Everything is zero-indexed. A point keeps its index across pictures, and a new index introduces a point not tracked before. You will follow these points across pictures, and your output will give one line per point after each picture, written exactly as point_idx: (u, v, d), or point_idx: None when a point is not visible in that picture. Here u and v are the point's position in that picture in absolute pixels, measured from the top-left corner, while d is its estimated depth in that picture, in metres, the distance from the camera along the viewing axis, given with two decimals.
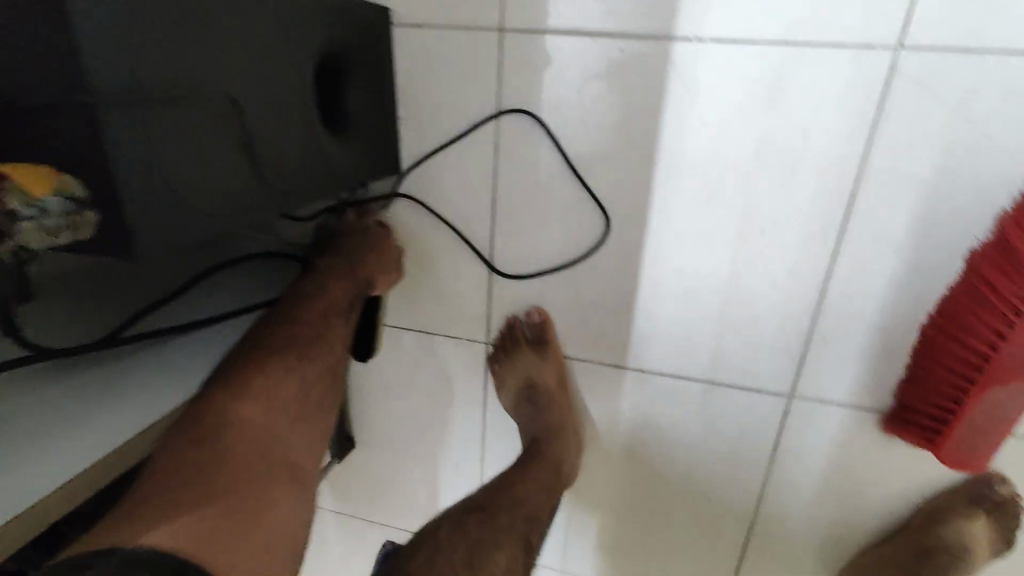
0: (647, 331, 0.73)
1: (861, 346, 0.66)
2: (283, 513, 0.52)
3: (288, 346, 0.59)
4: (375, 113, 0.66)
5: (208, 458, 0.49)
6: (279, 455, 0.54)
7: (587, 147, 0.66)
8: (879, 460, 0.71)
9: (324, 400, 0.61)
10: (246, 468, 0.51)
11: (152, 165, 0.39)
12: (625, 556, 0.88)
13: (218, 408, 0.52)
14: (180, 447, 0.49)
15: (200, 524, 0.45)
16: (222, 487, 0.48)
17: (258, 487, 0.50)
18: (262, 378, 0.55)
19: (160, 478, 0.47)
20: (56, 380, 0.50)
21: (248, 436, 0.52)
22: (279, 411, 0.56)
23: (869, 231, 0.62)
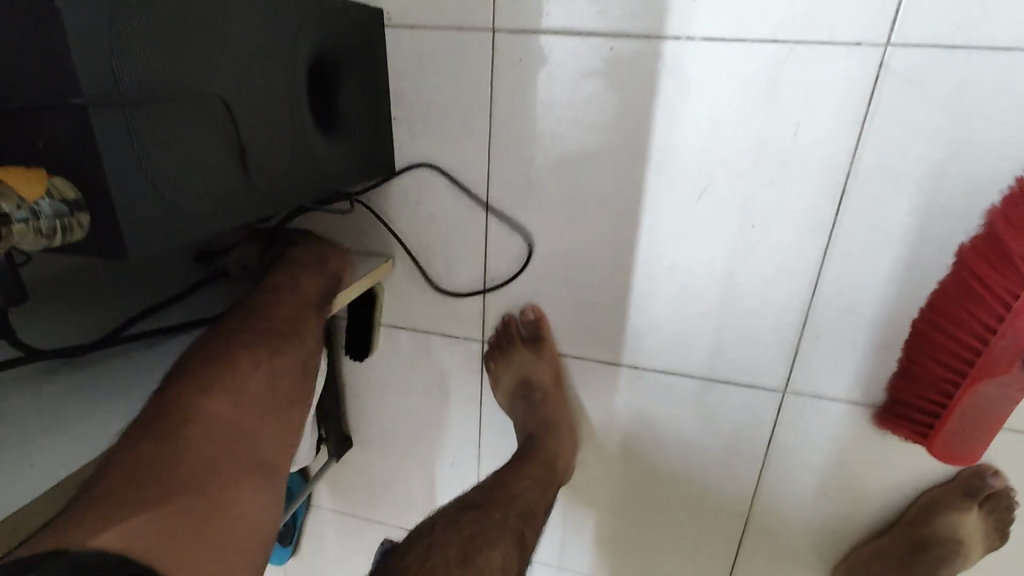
0: (641, 328, 0.73)
1: (854, 341, 0.67)
2: (250, 509, 0.48)
3: (260, 340, 0.57)
4: (369, 112, 0.66)
5: (170, 450, 0.45)
6: (247, 451, 0.50)
7: (581, 146, 0.67)
8: (873, 454, 0.71)
9: (295, 396, 0.59)
10: (212, 459, 0.47)
11: (146, 168, 0.40)
12: (622, 553, 0.88)
13: (182, 402, 0.49)
14: (138, 442, 0.45)
15: (162, 522, 0.41)
16: (185, 481, 0.44)
17: (223, 480, 0.47)
18: (227, 372, 0.53)
19: (114, 474, 0.42)
20: (54, 382, 0.50)
21: (212, 429, 0.49)
22: (247, 403, 0.53)
23: (860, 227, 0.62)
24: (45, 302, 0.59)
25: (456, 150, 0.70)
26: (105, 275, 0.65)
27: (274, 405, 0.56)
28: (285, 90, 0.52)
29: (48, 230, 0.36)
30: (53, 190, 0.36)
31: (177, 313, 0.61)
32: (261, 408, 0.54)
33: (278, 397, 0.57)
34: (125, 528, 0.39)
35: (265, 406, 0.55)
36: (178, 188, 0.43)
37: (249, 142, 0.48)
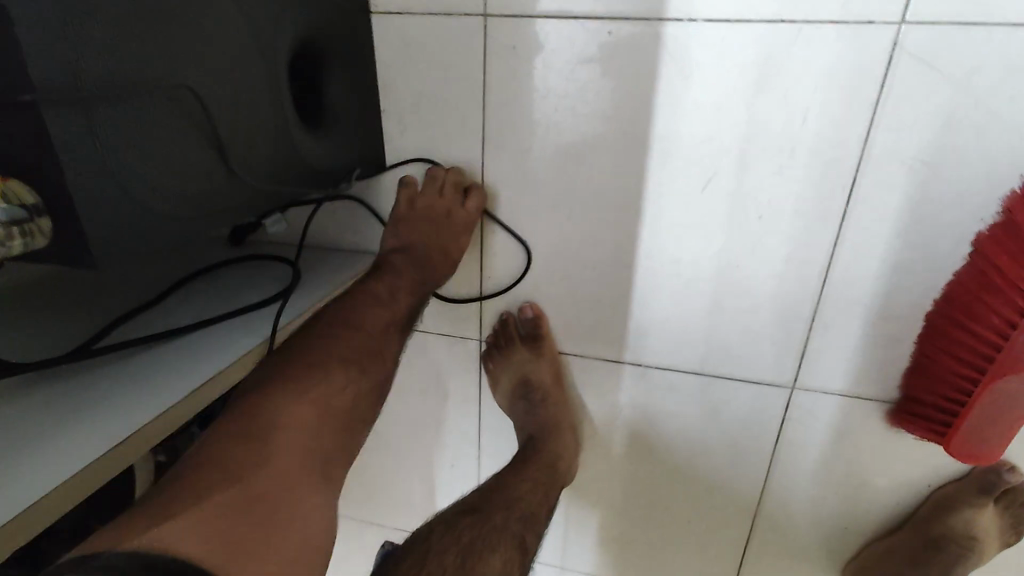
0: (644, 324, 0.71)
1: (865, 335, 0.64)
2: (312, 510, 0.48)
3: (345, 356, 0.57)
4: (358, 104, 0.63)
5: (247, 454, 0.46)
6: (313, 455, 0.50)
7: (579, 136, 0.64)
8: (884, 450, 0.69)
9: (362, 407, 0.58)
10: (283, 471, 0.47)
11: (113, 169, 0.37)
12: (627, 553, 0.86)
13: (265, 407, 0.50)
14: (222, 444, 0.46)
15: (212, 531, 0.40)
16: (245, 488, 0.44)
17: (288, 482, 0.47)
18: (299, 384, 0.52)
19: (194, 476, 0.44)
20: (37, 393, 0.47)
21: (289, 444, 0.49)
22: (323, 421, 0.53)
23: (871, 217, 0.59)
24: (16, 316, 0.56)
25: (448, 142, 0.68)
26: (81, 285, 0.62)
27: (349, 413, 0.56)
28: (265, 80, 0.49)
29: (7, 237, 0.34)
30: (7, 193, 0.34)
31: (158, 317, 0.58)
32: (333, 428, 0.54)
33: (350, 419, 0.56)
34: (174, 530, 0.39)
35: (336, 426, 0.54)
36: (150, 189, 0.40)
37: (230, 138, 0.46)
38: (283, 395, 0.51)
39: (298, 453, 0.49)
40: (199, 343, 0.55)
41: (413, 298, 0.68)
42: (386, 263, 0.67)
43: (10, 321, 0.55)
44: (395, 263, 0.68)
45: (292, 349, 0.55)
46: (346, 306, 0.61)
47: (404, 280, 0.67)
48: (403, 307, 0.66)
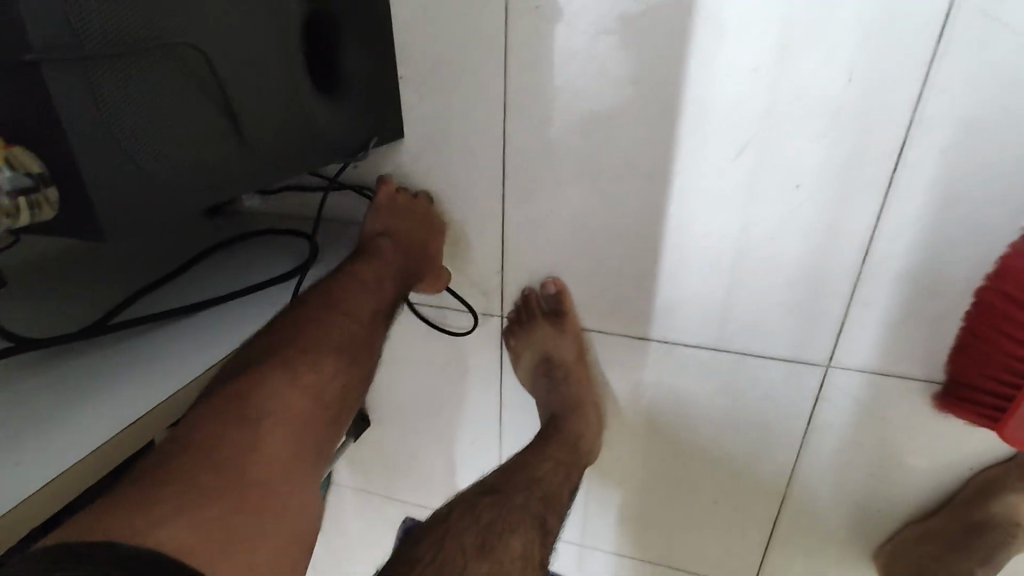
0: (670, 300, 0.68)
1: (907, 311, 0.61)
2: (294, 503, 0.47)
3: (339, 343, 0.56)
4: (376, 70, 0.61)
5: (236, 439, 0.45)
6: (299, 447, 0.49)
7: (604, 102, 0.61)
8: (924, 432, 0.66)
9: (349, 395, 0.56)
10: (271, 462, 0.46)
11: (119, 134, 0.35)
12: (650, 531, 0.85)
13: (258, 389, 0.48)
14: (210, 423, 0.45)
15: (196, 522, 0.39)
16: (237, 474, 0.43)
17: (271, 475, 0.45)
18: (285, 373, 0.51)
19: (179, 458, 0.42)
20: (44, 371, 0.47)
21: (279, 433, 0.48)
22: (313, 410, 0.51)
23: (920, 185, 0.56)
24: (26, 291, 0.56)
25: (468, 110, 0.65)
26: (91, 261, 0.62)
27: (335, 404, 0.54)
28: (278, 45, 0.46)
29: (11, 208, 0.33)
30: (13, 162, 0.33)
31: (171, 293, 0.57)
32: (323, 418, 0.53)
33: (339, 408, 0.55)
34: (157, 521, 0.37)
35: (325, 416, 0.53)
36: (158, 157, 0.38)
37: (240, 106, 0.44)
38: (274, 380, 0.50)
39: (285, 443, 0.48)
40: (208, 324, 0.54)
41: (398, 284, 0.66)
42: (369, 254, 0.66)
43: (26, 292, 0.55)
44: (380, 249, 0.67)
45: (286, 331, 0.54)
46: (337, 289, 0.60)
47: (391, 267, 0.66)
48: (390, 295, 0.65)
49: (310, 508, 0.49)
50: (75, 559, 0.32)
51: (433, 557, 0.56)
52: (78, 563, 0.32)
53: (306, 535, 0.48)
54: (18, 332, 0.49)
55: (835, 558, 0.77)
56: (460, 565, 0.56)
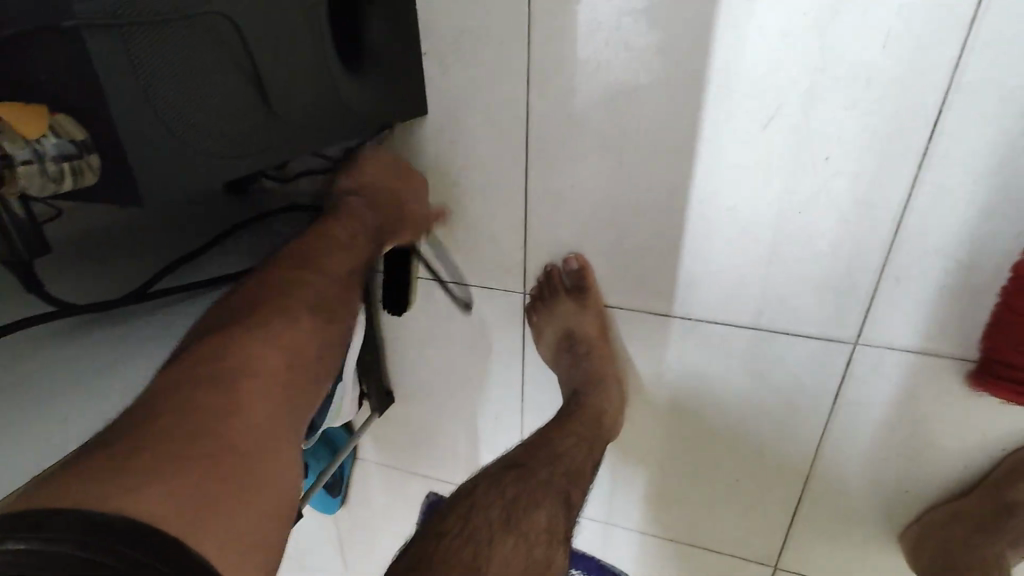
0: (694, 276, 0.68)
1: (940, 287, 0.60)
2: (279, 470, 0.46)
3: (313, 302, 0.56)
4: (401, 45, 0.61)
5: (209, 401, 0.44)
6: (282, 410, 0.48)
7: (629, 74, 0.60)
8: (957, 410, 0.65)
9: (331, 355, 0.56)
10: (248, 423, 0.45)
11: (154, 101, 0.37)
12: (674, 509, 0.86)
13: (228, 351, 0.48)
14: (183, 389, 0.44)
15: (170, 488, 0.37)
16: (218, 439, 0.42)
17: (253, 438, 0.44)
18: (260, 334, 0.50)
19: (149, 424, 0.41)
20: (73, 339, 0.50)
21: (260, 394, 0.47)
22: (294, 370, 0.51)
23: (957, 154, 0.54)
24: (70, 263, 0.58)
25: (491, 83, 0.65)
26: (128, 234, 0.64)
27: (317, 364, 0.54)
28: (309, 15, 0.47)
29: (56, 173, 0.35)
30: (59, 129, 0.35)
31: (203, 265, 0.59)
32: (305, 379, 0.52)
33: (319, 367, 0.54)
34: (129, 488, 0.36)
35: (307, 376, 0.53)
36: (190, 126, 0.40)
37: (267, 76, 0.44)
38: (244, 341, 0.49)
39: (266, 404, 0.47)
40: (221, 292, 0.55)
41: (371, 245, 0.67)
42: (345, 214, 0.66)
43: (63, 260, 0.58)
44: (347, 209, 0.67)
45: (258, 295, 0.53)
46: (309, 253, 0.60)
47: (359, 226, 0.66)
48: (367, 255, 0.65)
49: (294, 475, 0.48)
50: (32, 533, 0.31)
51: (460, 531, 0.58)
52: (38, 531, 0.31)
53: (292, 499, 0.47)
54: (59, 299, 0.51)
55: (862, 539, 0.77)
56: (486, 537, 0.58)
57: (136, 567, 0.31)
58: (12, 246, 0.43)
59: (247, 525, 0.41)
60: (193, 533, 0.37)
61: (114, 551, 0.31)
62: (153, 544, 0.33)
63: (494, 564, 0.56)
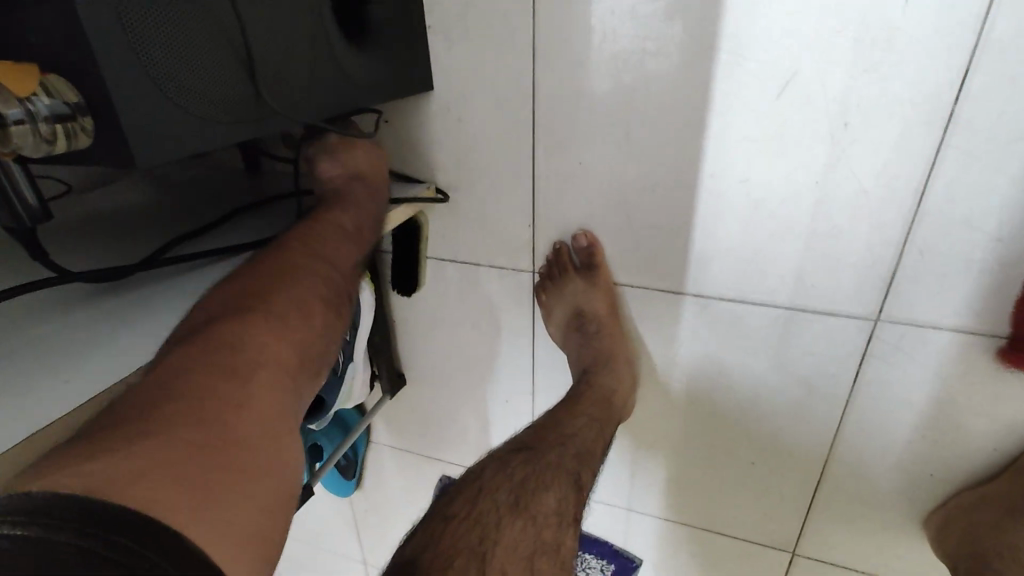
0: (707, 253, 0.66)
1: (968, 259, 0.57)
2: (280, 461, 0.43)
3: (315, 293, 0.54)
4: (403, 22, 0.61)
5: (215, 391, 0.41)
6: (284, 402, 0.46)
7: (636, 43, 0.58)
8: (986, 390, 0.62)
9: (328, 347, 0.55)
10: (256, 416, 0.42)
11: (140, 55, 0.36)
12: (689, 493, 0.84)
13: (235, 339, 0.45)
14: (188, 370, 0.41)
15: (171, 473, 0.35)
16: (221, 426, 0.40)
17: (257, 428, 0.42)
18: (260, 320, 0.48)
19: (153, 404, 0.38)
20: (85, 308, 0.50)
21: (262, 382, 0.45)
22: (293, 359, 0.49)
23: (985, 116, 0.51)
24: (79, 240, 0.59)
25: (496, 57, 0.64)
26: (135, 214, 0.66)
27: (314, 355, 0.52)
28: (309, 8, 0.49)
29: (48, 134, 0.34)
30: (49, 87, 0.34)
31: (211, 238, 0.60)
32: (303, 369, 0.50)
33: (316, 361, 0.52)
34: (129, 472, 0.33)
35: (305, 367, 0.51)
36: (186, 92, 0.40)
37: (261, 56, 0.45)
38: (248, 326, 0.47)
39: (268, 393, 0.45)
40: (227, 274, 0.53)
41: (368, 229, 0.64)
42: (345, 198, 0.65)
43: (78, 237, 0.59)
44: (350, 196, 0.65)
45: (259, 281, 0.51)
46: (311, 243, 0.58)
47: (361, 215, 0.64)
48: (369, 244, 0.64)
49: (295, 468, 0.45)
50: (28, 519, 0.29)
51: (467, 514, 0.57)
52: (33, 518, 0.29)
53: (291, 494, 0.44)
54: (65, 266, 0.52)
55: (885, 525, 0.74)
56: (495, 520, 0.57)
57: (127, 554, 0.29)
58: (17, 217, 0.44)
59: (248, 518, 0.38)
60: (193, 523, 0.34)
61: (104, 539, 0.29)
62: (145, 529, 0.31)
63: (501, 546, 0.55)
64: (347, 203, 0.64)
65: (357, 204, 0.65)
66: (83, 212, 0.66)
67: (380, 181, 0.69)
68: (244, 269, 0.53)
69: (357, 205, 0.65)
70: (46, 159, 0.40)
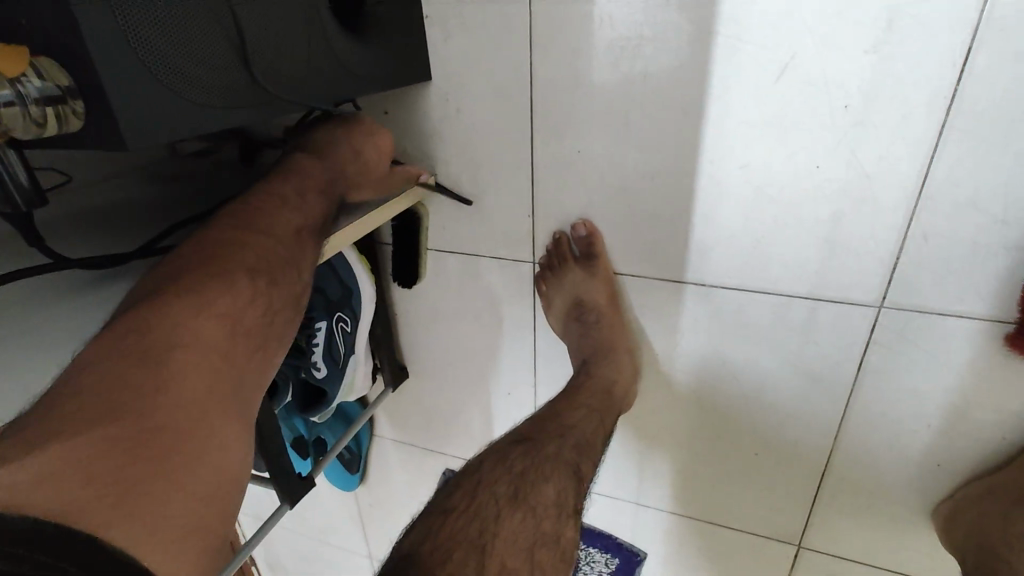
0: (708, 241, 0.65)
1: (973, 243, 0.55)
2: (222, 448, 0.43)
3: (256, 266, 0.51)
4: (400, 13, 0.61)
5: (138, 380, 0.40)
6: (227, 384, 0.45)
7: (633, 29, 0.58)
8: (994, 378, 0.60)
9: (282, 321, 0.53)
10: (181, 402, 0.41)
11: (133, 43, 0.36)
12: (693, 485, 0.83)
13: (160, 321, 0.43)
14: (108, 361, 0.40)
15: (91, 478, 0.35)
16: (149, 418, 0.39)
17: (193, 416, 0.41)
18: (197, 297, 0.46)
19: (75, 398, 0.37)
20: (84, 296, 0.50)
21: (196, 364, 0.43)
22: (235, 338, 0.47)
23: (990, 95, 0.50)
24: (82, 231, 0.60)
25: (493, 46, 0.63)
26: (132, 207, 0.66)
27: (265, 330, 0.51)
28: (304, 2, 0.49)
29: (39, 116, 0.36)
30: (37, 70, 0.35)
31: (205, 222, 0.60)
32: (249, 345, 0.49)
33: (264, 335, 0.51)
34: (39, 479, 0.33)
35: (251, 344, 0.49)
36: (177, 76, 0.40)
37: (255, 43, 0.45)
38: (181, 306, 0.45)
39: (202, 376, 0.43)
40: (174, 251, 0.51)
41: (325, 199, 0.61)
42: (297, 166, 0.62)
43: (80, 229, 0.60)
44: (303, 166, 0.62)
45: (203, 255, 0.49)
46: (255, 216, 0.54)
47: (318, 184, 0.61)
48: (321, 207, 0.60)
49: (241, 451, 0.45)
50: None
51: (466, 506, 0.57)
52: None
53: (237, 478, 0.45)
54: (60, 254, 0.53)
55: (892, 517, 0.73)
56: (494, 512, 0.57)
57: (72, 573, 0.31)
58: (13, 203, 0.45)
59: (183, 513, 0.39)
60: (120, 530, 0.34)
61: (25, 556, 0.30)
62: (69, 545, 0.32)
63: (500, 539, 0.55)
64: (303, 170, 0.61)
65: (314, 170, 0.62)
66: (79, 206, 0.67)
67: (337, 146, 0.64)
68: (186, 244, 0.50)
69: (312, 173, 0.61)
70: (36, 140, 0.41)
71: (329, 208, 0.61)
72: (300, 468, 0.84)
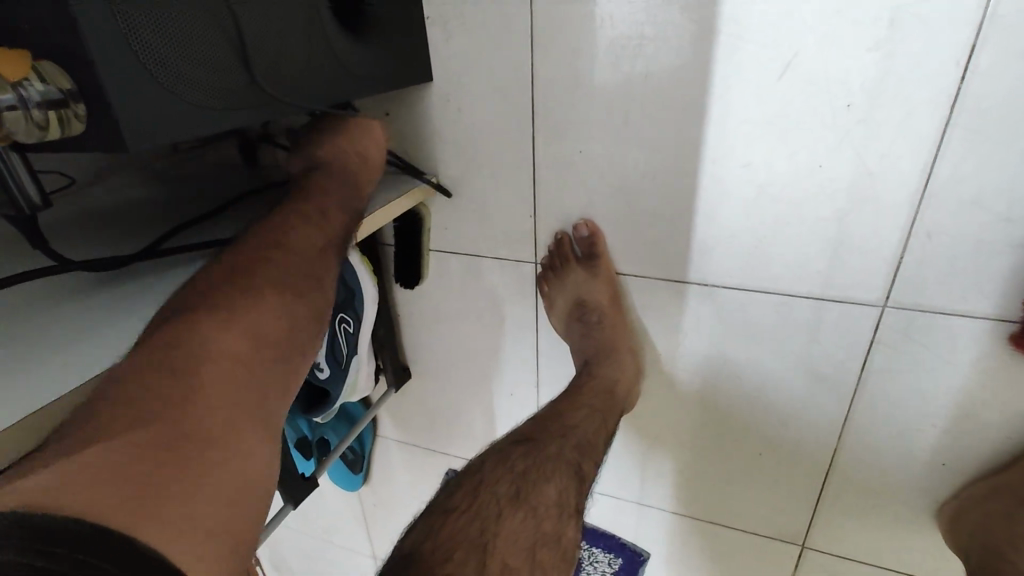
0: (710, 240, 0.65)
1: (978, 241, 0.55)
2: (252, 460, 0.43)
3: (278, 281, 0.52)
4: (401, 14, 0.61)
5: (168, 393, 0.40)
6: (255, 397, 0.45)
7: (635, 27, 0.58)
8: (999, 377, 0.60)
9: (309, 333, 0.53)
10: (202, 408, 0.41)
11: (134, 46, 0.36)
12: (695, 484, 0.83)
13: (182, 334, 0.43)
14: (139, 375, 0.40)
15: (122, 486, 0.34)
16: (178, 428, 0.39)
17: (224, 429, 0.41)
18: (224, 311, 0.46)
19: (107, 411, 0.37)
20: (85, 297, 0.50)
21: (224, 378, 0.43)
22: (260, 350, 0.47)
23: (994, 92, 0.49)
24: (85, 232, 0.60)
25: (495, 46, 0.63)
26: (135, 208, 0.67)
27: (292, 342, 0.51)
28: (305, 5, 0.50)
29: (42, 121, 0.36)
30: (39, 73, 0.35)
31: (209, 225, 0.61)
32: (276, 357, 0.49)
33: (290, 348, 0.51)
34: (72, 487, 0.33)
35: (278, 356, 0.49)
36: (177, 77, 0.40)
37: (255, 44, 0.45)
38: (209, 320, 0.45)
39: (230, 389, 0.43)
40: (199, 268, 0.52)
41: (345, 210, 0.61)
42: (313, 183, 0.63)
43: (84, 230, 0.61)
44: (319, 182, 0.63)
45: (229, 270, 0.50)
46: (272, 231, 0.55)
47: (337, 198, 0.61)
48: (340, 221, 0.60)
49: (269, 464, 0.45)
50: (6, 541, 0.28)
51: (467, 506, 0.57)
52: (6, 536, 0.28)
53: (266, 491, 0.44)
54: (63, 255, 0.53)
55: (897, 517, 0.73)
56: (495, 512, 0.57)
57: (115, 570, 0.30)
58: (17, 206, 0.46)
59: (214, 522, 0.38)
60: (152, 536, 0.34)
61: (51, 553, 0.29)
62: (92, 540, 0.31)
63: (500, 538, 0.55)
64: (321, 187, 0.62)
65: (330, 183, 0.63)
66: (82, 208, 0.67)
67: (348, 159, 0.65)
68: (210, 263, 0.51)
69: (330, 188, 0.62)
70: (38, 143, 0.41)
71: (346, 213, 0.61)
72: (304, 469, 0.84)
